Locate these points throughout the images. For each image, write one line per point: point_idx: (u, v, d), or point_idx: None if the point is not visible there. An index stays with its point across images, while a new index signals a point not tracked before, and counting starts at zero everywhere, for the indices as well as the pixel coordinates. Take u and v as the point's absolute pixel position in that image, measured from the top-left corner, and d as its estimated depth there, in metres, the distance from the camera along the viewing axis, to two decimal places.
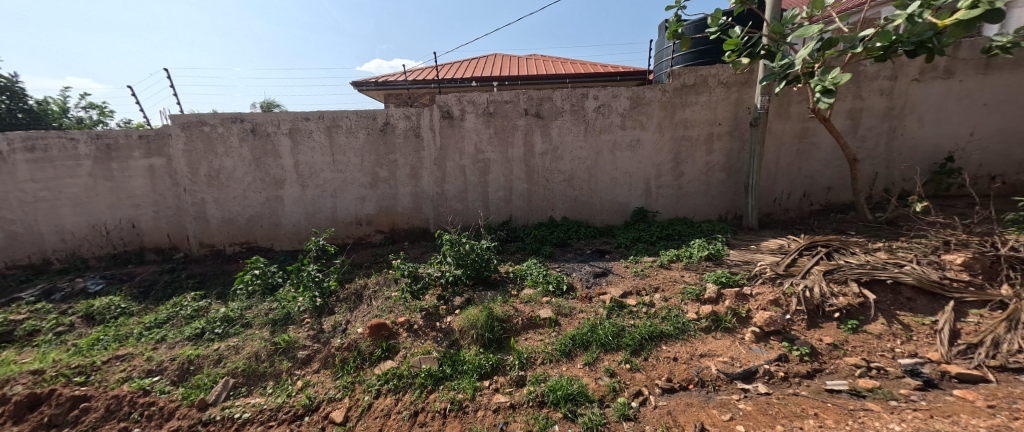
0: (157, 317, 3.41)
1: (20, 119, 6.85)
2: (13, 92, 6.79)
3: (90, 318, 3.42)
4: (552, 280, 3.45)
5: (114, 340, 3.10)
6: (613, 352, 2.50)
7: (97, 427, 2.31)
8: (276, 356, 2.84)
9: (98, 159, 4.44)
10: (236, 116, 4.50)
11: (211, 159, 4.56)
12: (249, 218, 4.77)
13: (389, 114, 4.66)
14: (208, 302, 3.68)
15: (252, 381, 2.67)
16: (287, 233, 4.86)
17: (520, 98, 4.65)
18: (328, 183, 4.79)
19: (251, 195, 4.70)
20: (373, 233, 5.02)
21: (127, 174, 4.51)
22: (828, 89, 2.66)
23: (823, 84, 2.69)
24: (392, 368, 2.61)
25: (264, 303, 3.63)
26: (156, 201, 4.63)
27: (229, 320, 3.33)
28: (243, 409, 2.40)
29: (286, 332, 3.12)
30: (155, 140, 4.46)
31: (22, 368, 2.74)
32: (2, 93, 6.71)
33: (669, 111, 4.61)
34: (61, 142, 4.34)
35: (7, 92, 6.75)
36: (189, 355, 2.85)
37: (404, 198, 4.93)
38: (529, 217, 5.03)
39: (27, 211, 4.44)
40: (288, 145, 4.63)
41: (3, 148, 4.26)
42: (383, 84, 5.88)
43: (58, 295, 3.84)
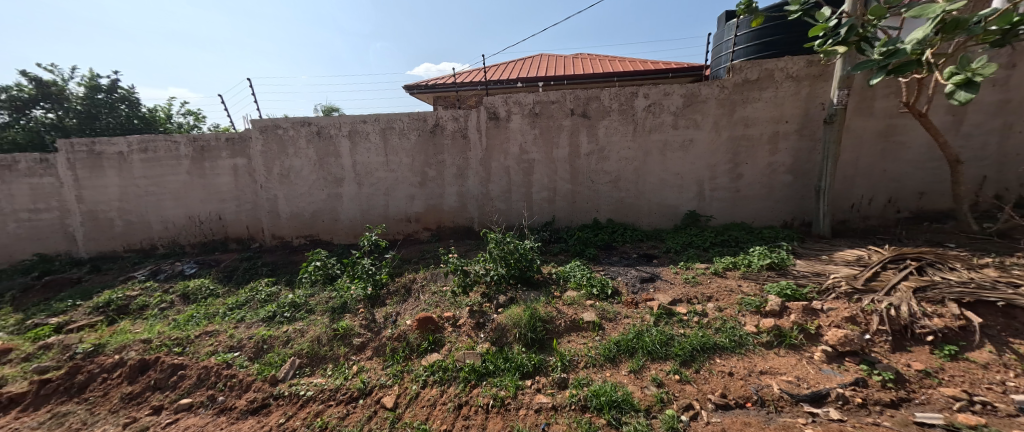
0: (237, 299, 3.85)
1: (137, 125, 8.10)
2: (131, 101, 8.10)
3: (185, 298, 3.95)
4: (596, 283, 3.38)
5: (204, 318, 3.55)
6: (661, 361, 2.39)
7: (191, 392, 2.67)
8: (335, 341, 3.08)
9: (194, 159, 5.11)
10: (305, 120, 4.95)
11: (283, 159, 5.05)
12: (313, 213, 5.21)
13: (438, 116, 4.85)
14: (278, 288, 4.09)
15: (315, 363, 2.91)
16: (345, 228, 5.25)
17: (567, 98, 4.62)
18: (381, 181, 5.09)
19: (315, 192, 5.14)
20: (421, 230, 5.26)
21: (216, 172, 5.14)
22: (969, 81, 2.21)
23: (964, 75, 2.25)
24: (438, 361, 2.72)
25: (325, 291, 3.95)
26: (238, 197, 5.22)
27: (296, 305, 3.66)
28: (307, 388, 2.63)
29: (343, 319, 3.37)
30: (238, 142, 5.04)
31: (136, 337, 3.24)
32: (124, 103, 8.02)
33: (727, 108, 4.32)
34: (167, 144, 5.05)
35: (127, 102, 8.06)
36: (263, 335, 3.19)
37: (451, 197, 5.10)
38: (572, 218, 4.97)
39: (140, 204, 5.22)
40: (348, 147, 4.99)
41: (124, 150, 5.05)
42: (433, 87, 6.13)
43: (162, 276, 4.47)
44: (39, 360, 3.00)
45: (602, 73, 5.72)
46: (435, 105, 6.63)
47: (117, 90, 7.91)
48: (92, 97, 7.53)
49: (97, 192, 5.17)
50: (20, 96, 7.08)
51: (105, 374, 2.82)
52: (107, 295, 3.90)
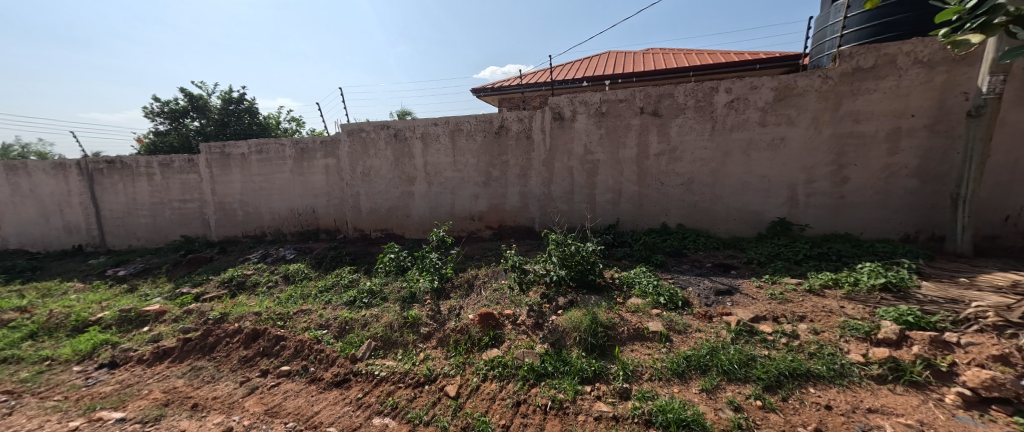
0: (326, 283, 4.37)
1: (256, 131, 9.68)
2: (253, 111, 9.71)
3: (286, 279, 4.59)
4: (664, 292, 3.18)
5: (300, 298, 4.08)
6: (740, 383, 2.17)
7: (289, 360, 3.10)
8: (405, 328, 3.33)
9: (296, 160, 5.90)
10: (385, 124, 5.43)
11: (365, 159, 5.59)
12: (389, 209, 5.68)
13: (504, 117, 4.98)
14: (358, 275, 4.54)
15: (388, 346, 3.18)
16: (415, 223, 5.64)
17: (636, 96, 4.42)
18: (449, 181, 5.37)
19: (391, 190, 5.60)
20: (484, 228, 5.43)
21: (312, 171, 5.88)
22: None
23: None
24: (497, 356, 2.80)
25: (397, 281, 4.29)
26: (328, 192, 5.91)
27: (373, 292, 4.04)
28: (381, 368, 2.89)
29: (412, 309, 3.62)
30: (330, 144, 5.72)
31: (250, 309, 3.85)
32: (248, 112, 9.65)
33: (830, 101, 3.76)
34: (276, 147, 5.91)
35: (250, 111, 9.68)
36: (346, 317, 3.58)
37: (513, 197, 5.20)
38: (638, 222, 4.73)
39: (255, 197, 6.19)
40: (420, 148, 5.36)
41: (245, 152, 6.02)
42: (499, 89, 6.28)
43: (269, 259, 5.25)
44: (184, 322, 3.72)
45: (677, 68, 5.36)
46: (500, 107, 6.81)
47: (243, 102, 9.53)
48: (225, 109, 9.21)
49: (224, 187, 6.24)
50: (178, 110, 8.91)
51: (228, 337, 3.40)
52: (230, 272, 4.70)
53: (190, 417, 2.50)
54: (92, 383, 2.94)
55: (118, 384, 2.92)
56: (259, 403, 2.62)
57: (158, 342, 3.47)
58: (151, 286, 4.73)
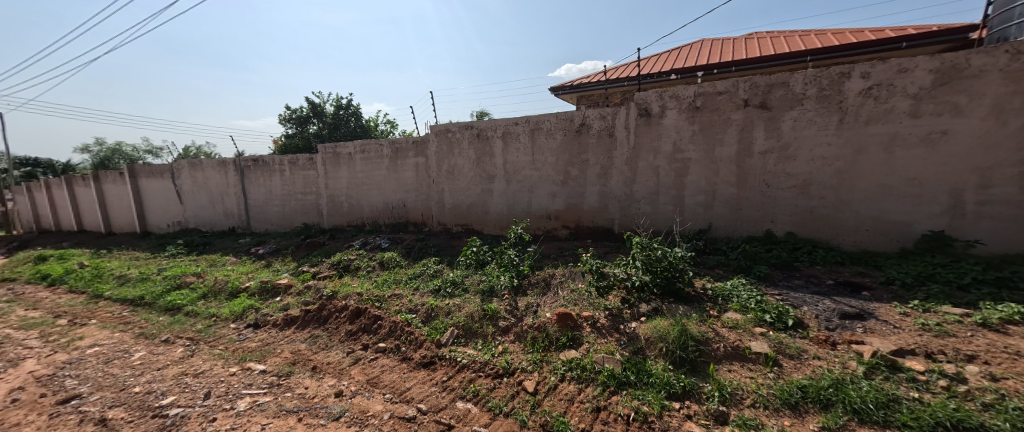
0: (414, 272, 4.77)
1: (359, 133, 11.12)
2: (358, 115, 11.17)
3: (382, 265, 5.14)
4: (770, 309, 2.80)
5: (393, 283, 4.54)
6: (877, 428, 1.80)
7: (385, 338, 3.46)
8: (485, 320, 3.48)
9: (391, 158, 6.56)
10: (469, 124, 5.73)
11: (450, 158, 5.97)
12: (469, 206, 5.99)
13: (586, 115, 4.89)
14: (442, 266, 4.87)
15: (469, 336, 3.35)
16: (494, 220, 5.85)
17: (740, 88, 3.97)
18: (527, 179, 5.45)
19: (472, 187, 5.89)
20: (560, 227, 5.39)
21: (404, 169, 6.48)
22: None
23: None
24: (576, 358, 2.76)
25: (476, 274, 4.50)
26: (417, 188, 6.46)
27: (455, 283, 4.30)
28: (463, 356, 3.06)
29: (491, 302, 3.76)
30: (421, 145, 6.24)
31: (354, 290, 4.39)
32: (354, 117, 11.15)
33: (1022, 84, 2.92)
34: (375, 147, 6.65)
35: (356, 116, 11.17)
36: (432, 304, 3.86)
37: (592, 197, 5.08)
38: (736, 228, 4.25)
39: (357, 191, 7.04)
40: (501, 147, 5.54)
41: (351, 152, 6.89)
42: (579, 87, 6.16)
43: (368, 246, 5.93)
44: (305, 296, 4.41)
45: (787, 54, 4.68)
46: (578, 105, 6.70)
47: (350, 108, 11.05)
48: (337, 114, 10.76)
49: (334, 182, 7.20)
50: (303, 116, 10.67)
51: (337, 312, 3.93)
52: (338, 256, 5.43)
53: (311, 376, 2.95)
54: (242, 339, 3.65)
55: (260, 342, 3.58)
56: (362, 373, 2.98)
57: (286, 310, 4.17)
58: (280, 263, 5.69)
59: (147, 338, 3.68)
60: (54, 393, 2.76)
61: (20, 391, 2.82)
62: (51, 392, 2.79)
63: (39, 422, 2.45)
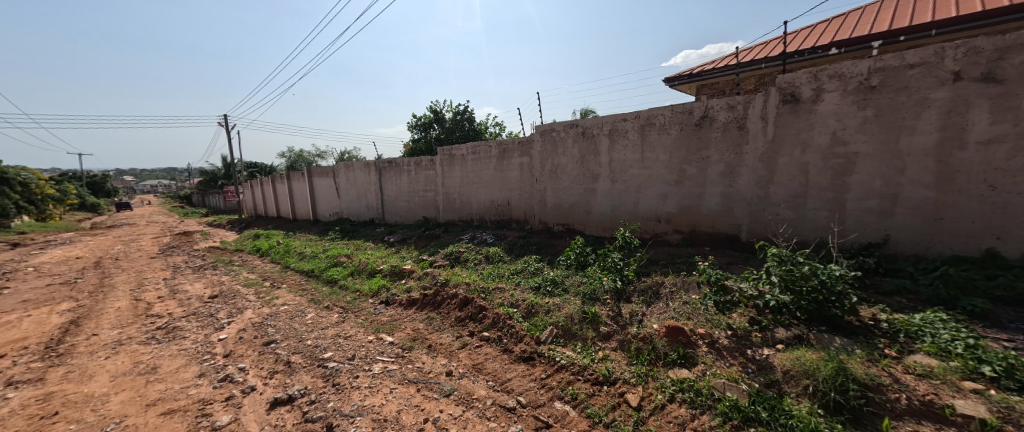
0: (516, 268, 4.96)
1: (473, 135, 12.19)
2: (472, 119, 12.24)
3: (487, 259, 5.50)
4: (992, 360, 2.00)
5: (497, 276, 4.81)
6: None
7: (489, 328, 3.69)
8: (585, 323, 3.39)
9: (499, 159, 6.96)
10: (574, 122, 5.68)
11: (554, 157, 6.01)
12: (571, 205, 5.93)
13: (709, 106, 4.36)
14: (542, 265, 4.94)
15: (568, 337, 3.31)
16: (596, 221, 5.67)
17: (946, 57, 3.04)
18: (634, 179, 5.13)
19: (575, 187, 5.81)
20: (672, 231, 4.91)
21: (510, 168, 6.81)
22: None
23: None
24: (688, 379, 2.46)
25: (577, 275, 4.43)
26: (521, 187, 6.72)
27: (556, 282, 4.30)
28: (561, 356, 3.04)
29: (592, 305, 3.64)
30: (526, 145, 6.47)
31: (463, 280, 4.80)
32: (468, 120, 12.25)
33: None
34: (484, 148, 7.15)
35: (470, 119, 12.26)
36: (532, 301, 3.93)
37: (713, 198, 4.50)
38: (930, 242, 3.29)
39: (468, 190, 7.69)
40: (607, 145, 5.34)
41: (464, 153, 7.55)
42: (699, 75, 5.48)
43: (475, 241, 6.41)
44: (424, 281, 5.03)
45: None
46: (698, 94, 5.99)
47: (465, 113, 12.17)
48: (455, 119, 12.00)
49: (449, 181, 8.00)
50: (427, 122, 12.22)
51: (448, 299, 4.35)
52: (451, 248, 6.02)
53: (427, 353, 3.34)
54: (377, 313, 4.36)
55: (389, 318, 4.21)
56: (468, 357, 3.24)
57: (410, 292, 4.82)
58: (406, 251, 6.60)
59: (315, 303, 4.71)
60: (261, 337, 3.77)
61: (243, 331, 3.93)
62: (260, 335, 3.82)
63: (253, 356, 3.38)
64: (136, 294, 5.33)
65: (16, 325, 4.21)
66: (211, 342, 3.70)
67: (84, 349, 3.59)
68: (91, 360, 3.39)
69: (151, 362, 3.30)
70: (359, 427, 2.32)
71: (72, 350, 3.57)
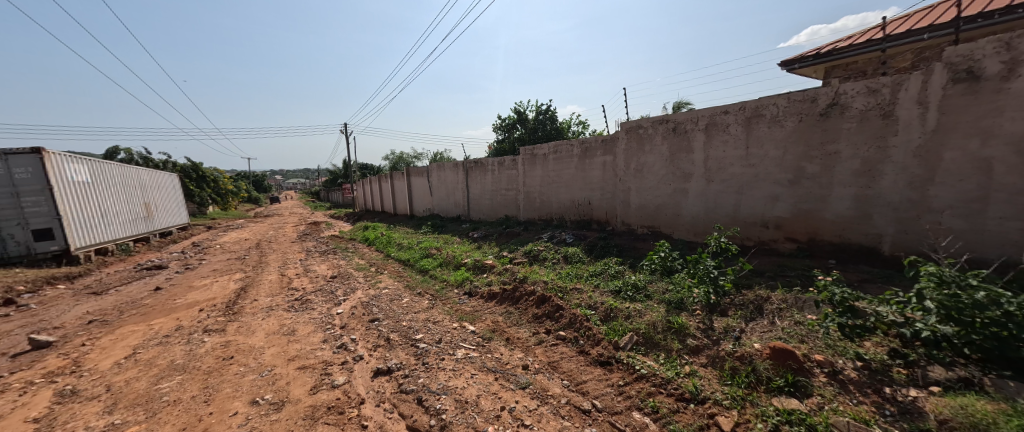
0: (595, 269, 4.85)
1: (554, 134, 12.36)
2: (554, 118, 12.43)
3: (566, 258, 5.49)
4: None
5: (575, 277, 4.77)
6: None
7: (565, 328, 3.69)
8: (669, 333, 3.15)
9: (581, 157, 6.88)
10: (664, 118, 5.31)
11: (639, 156, 5.69)
12: (658, 206, 5.55)
13: (840, 91, 3.69)
14: (623, 268, 4.73)
15: (649, 346, 3.11)
16: (686, 224, 5.20)
17: None
18: (735, 178, 4.58)
19: (662, 186, 5.42)
20: (783, 239, 4.29)
21: (592, 167, 6.67)
22: None
23: None
24: (799, 410, 2.11)
25: (662, 281, 4.14)
26: (603, 187, 6.54)
27: (637, 287, 4.09)
28: (641, 364, 2.88)
29: (679, 315, 3.37)
30: (610, 143, 6.26)
31: (542, 278, 4.88)
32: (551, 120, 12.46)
33: None
34: (566, 147, 7.14)
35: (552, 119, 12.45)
36: (611, 304, 3.80)
37: (841, 202, 3.80)
38: None
39: (548, 189, 7.75)
40: (702, 140, 4.86)
41: (546, 153, 7.63)
42: (829, 54, 4.62)
43: (554, 240, 6.43)
44: (503, 277, 5.26)
45: None
46: (826, 78, 5.07)
47: (548, 113, 12.41)
48: (537, 119, 12.33)
49: (530, 180, 8.16)
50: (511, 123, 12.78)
51: (526, 295, 4.47)
52: (530, 247, 6.15)
53: (505, 345, 3.50)
54: (461, 303, 4.71)
55: (472, 308, 4.52)
56: (544, 354, 3.30)
57: (490, 285, 5.10)
58: (488, 247, 6.96)
59: (410, 289, 5.31)
60: (368, 314, 4.41)
61: (355, 308, 4.64)
62: (367, 313, 4.46)
63: (362, 330, 3.97)
64: (281, 270, 6.68)
65: (210, 288, 5.66)
66: (331, 315, 4.44)
67: (249, 311, 4.65)
68: (253, 319, 4.37)
69: (291, 326, 4.12)
70: (444, 405, 2.56)
71: (242, 310, 4.66)
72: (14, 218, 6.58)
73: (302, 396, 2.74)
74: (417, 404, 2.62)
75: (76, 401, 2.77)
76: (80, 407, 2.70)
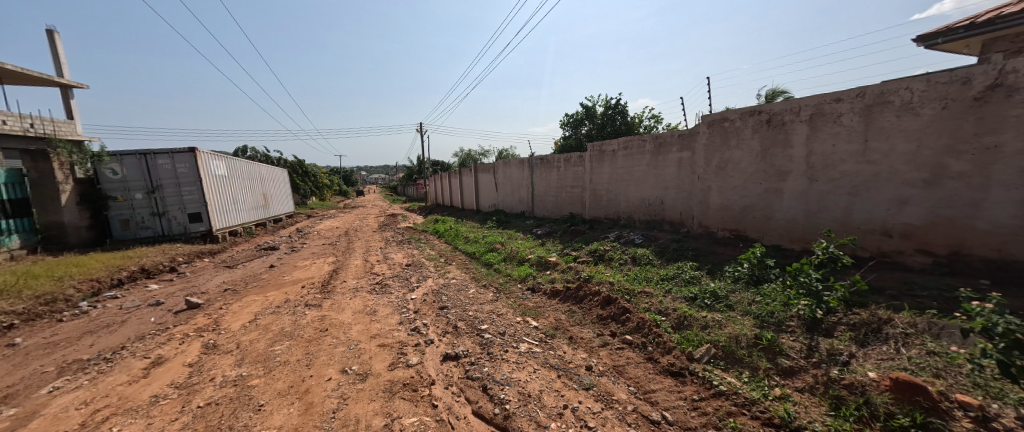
0: (668, 273, 4.54)
1: (625, 129, 11.93)
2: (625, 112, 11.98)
3: (634, 260, 5.23)
4: None
5: (644, 280, 4.52)
6: None
7: (632, 332, 3.52)
8: (756, 350, 2.83)
9: (653, 153, 6.49)
10: (756, 108, 4.74)
11: (724, 151, 5.18)
12: (744, 208, 5.00)
13: (1007, 69, 2.93)
14: (700, 273, 4.35)
15: (730, 361, 2.83)
16: (779, 228, 4.62)
17: None
18: (847, 177, 3.93)
19: (751, 186, 4.87)
20: (912, 251, 3.57)
21: (667, 164, 6.24)
22: None
23: None
24: None
25: (747, 292, 3.72)
26: (678, 185, 6.09)
27: (717, 296, 3.73)
28: (720, 380, 2.62)
29: (767, 330, 3.00)
30: (688, 137, 5.80)
31: (607, 278, 4.72)
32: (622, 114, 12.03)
33: None
34: (638, 143, 6.78)
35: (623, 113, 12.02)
36: (685, 312, 3.53)
37: (1002, 208, 3.04)
38: None
39: (616, 187, 7.46)
40: (805, 133, 4.25)
41: (615, 149, 7.34)
42: (993, 22, 3.69)
43: (621, 240, 6.17)
44: (567, 275, 5.20)
45: None
46: (985, 53, 4.07)
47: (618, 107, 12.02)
48: (607, 114, 12.02)
49: (597, 177, 7.93)
50: (579, 118, 12.67)
51: (591, 296, 4.36)
52: (595, 246, 5.98)
53: (568, 344, 3.47)
54: (525, 298, 4.77)
55: (535, 304, 4.56)
56: (609, 357, 3.19)
57: (553, 282, 5.08)
58: (551, 244, 6.94)
59: (476, 281, 5.55)
60: (438, 302, 4.71)
61: (426, 295, 4.98)
62: (437, 300, 4.76)
63: (432, 316, 4.25)
64: (365, 257, 7.45)
65: (310, 268, 6.56)
66: (406, 299, 4.85)
67: (340, 290, 5.29)
68: (343, 298, 4.96)
69: (373, 307, 4.59)
70: (508, 395, 2.63)
71: (334, 289, 5.32)
72: (177, 204, 8.30)
73: (381, 370, 3.04)
74: (482, 391, 2.73)
75: (216, 353, 3.42)
76: (218, 358, 3.33)
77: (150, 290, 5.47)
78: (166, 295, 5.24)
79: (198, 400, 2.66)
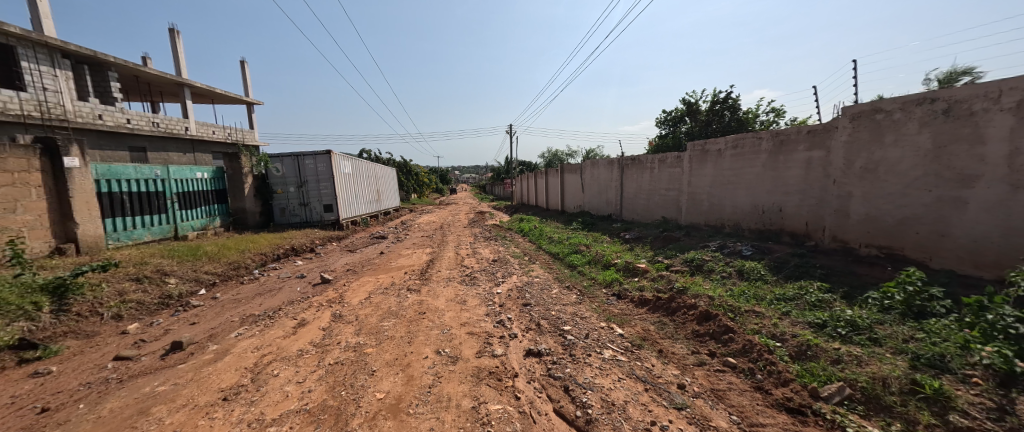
0: (786, 293, 3.89)
1: (734, 126, 10.59)
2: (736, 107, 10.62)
3: (740, 274, 4.62)
4: None
5: (753, 298, 3.96)
6: None
7: (736, 355, 3.12)
8: (914, 400, 2.25)
9: (772, 153, 5.65)
10: (926, 95, 3.74)
11: (874, 149, 4.22)
12: (902, 220, 4.01)
13: None
14: (832, 297, 3.62)
15: (873, 408, 2.30)
16: (957, 249, 3.58)
17: None
18: None
19: (914, 193, 3.88)
20: None
21: (790, 166, 5.37)
22: None
23: None
24: None
25: (902, 325, 2.97)
26: (805, 190, 5.18)
27: (855, 326, 3.06)
28: (857, 428, 2.16)
29: (930, 377, 2.36)
30: (822, 133, 4.89)
31: (706, 291, 4.26)
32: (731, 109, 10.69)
33: None
34: (753, 141, 5.95)
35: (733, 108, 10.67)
36: (809, 340, 2.99)
37: None
38: None
39: (720, 190, 6.69)
40: (1007, 126, 3.21)
41: (721, 147, 6.58)
42: None
43: (725, 251, 5.49)
44: (658, 283, 4.86)
45: None
46: None
47: (727, 102, 10.70)
48: (712, 110, 10.81)
49: (698, 179, 7.19)
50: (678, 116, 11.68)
51: (685, 309, 4.00)
52: (692, 255, 5.45)
53: (657, 357, 3.25)
54: (609, 304, 4.60)
55: (621, 310, 4.37)
56: (706, 378, 2.89)
57: (642, 290, 4.79)
58: (641, 250, 6.53)
59: (559, 282, 5.56)
60: (522, 298, 4.86)
61: (511, 291, 5.18)
62: (521, 297, 4.91)
63: (516, 311, 4.41)
64: (456, 250, 8.06)
65: (411, 257, 7.38)
66: (492, 293, 5.10)
67: (435, 278, 5.85)
68: (437, 286, 5.47)
69: (463, 297, 4.95)
70: (590, 400, 2.59)
71: (431, 277, 5.91)
72: (316, 197, 10.15)
73: (470, 356, 3.27)
74: (564, 391, 2.73)
75: (341, 322, 4.10)
76: (343, 326, 3.99)
77: (296, 265, 6.84)
78: (307, 270, 6.49)
79: (329, 358, 3.23)
